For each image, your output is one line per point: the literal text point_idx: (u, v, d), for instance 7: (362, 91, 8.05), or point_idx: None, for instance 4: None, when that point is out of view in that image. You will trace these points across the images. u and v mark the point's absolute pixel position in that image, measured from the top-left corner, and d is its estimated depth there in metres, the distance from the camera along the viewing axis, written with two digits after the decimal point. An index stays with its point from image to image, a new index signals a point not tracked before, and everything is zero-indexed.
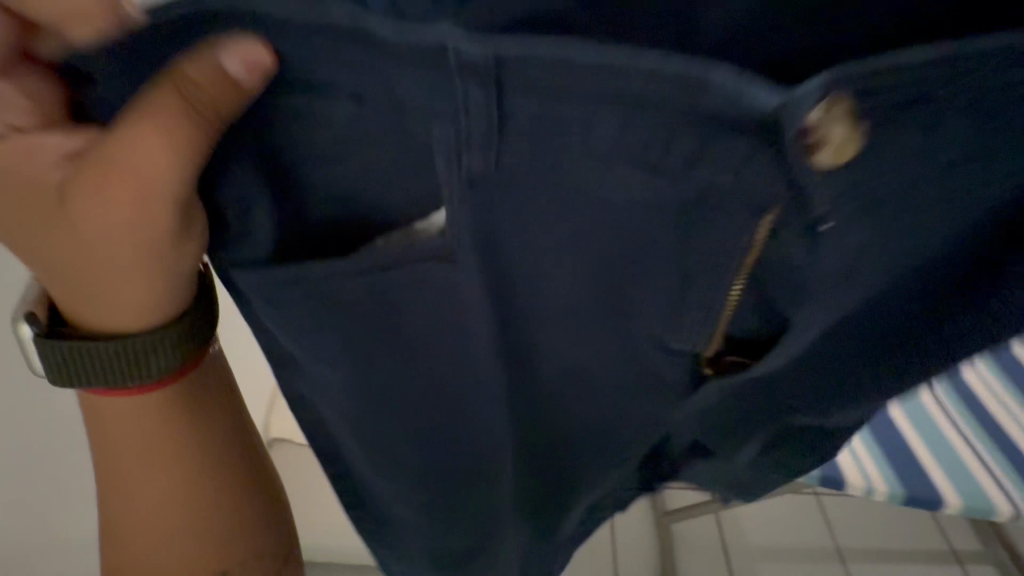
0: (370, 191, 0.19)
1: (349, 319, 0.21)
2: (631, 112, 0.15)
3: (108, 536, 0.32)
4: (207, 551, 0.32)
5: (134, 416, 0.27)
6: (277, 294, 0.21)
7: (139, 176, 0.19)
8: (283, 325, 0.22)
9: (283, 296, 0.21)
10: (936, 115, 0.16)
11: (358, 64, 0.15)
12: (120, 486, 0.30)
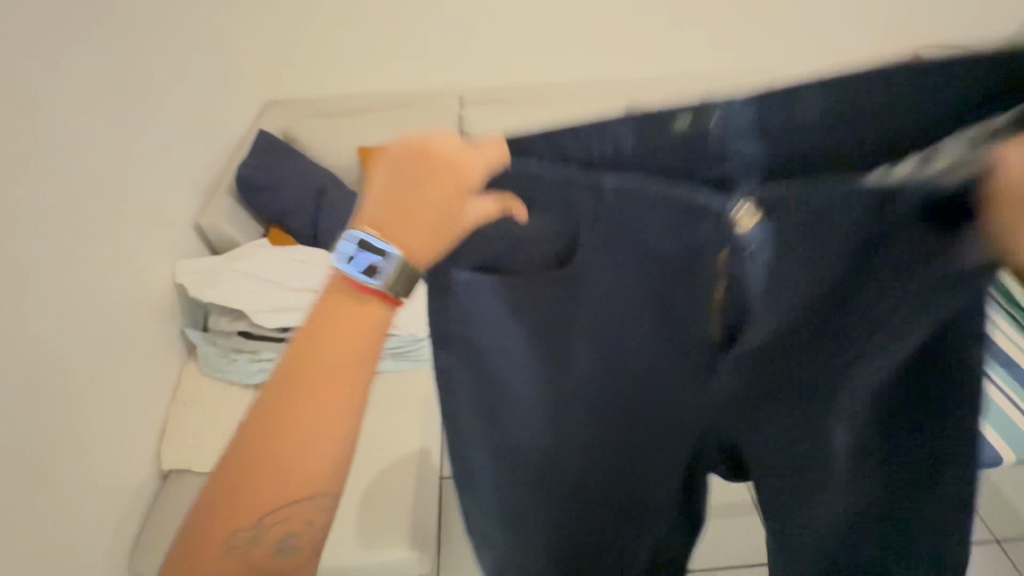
0: (535, 248, 0.51)
1: (509, 297, 0.54)
2: (662, 199, 0.45)
3: (274, 423, 0.47)
4: (312, 453, 0.48)
5: (364, 323, 0.48)
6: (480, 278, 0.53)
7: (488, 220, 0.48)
8: (480, 292, 0.54)
9: (483, 281, 0.53)
10: (782, 214, 0.43)
11: (541, 182, 0.48)
12: (313, 382, 0.47)
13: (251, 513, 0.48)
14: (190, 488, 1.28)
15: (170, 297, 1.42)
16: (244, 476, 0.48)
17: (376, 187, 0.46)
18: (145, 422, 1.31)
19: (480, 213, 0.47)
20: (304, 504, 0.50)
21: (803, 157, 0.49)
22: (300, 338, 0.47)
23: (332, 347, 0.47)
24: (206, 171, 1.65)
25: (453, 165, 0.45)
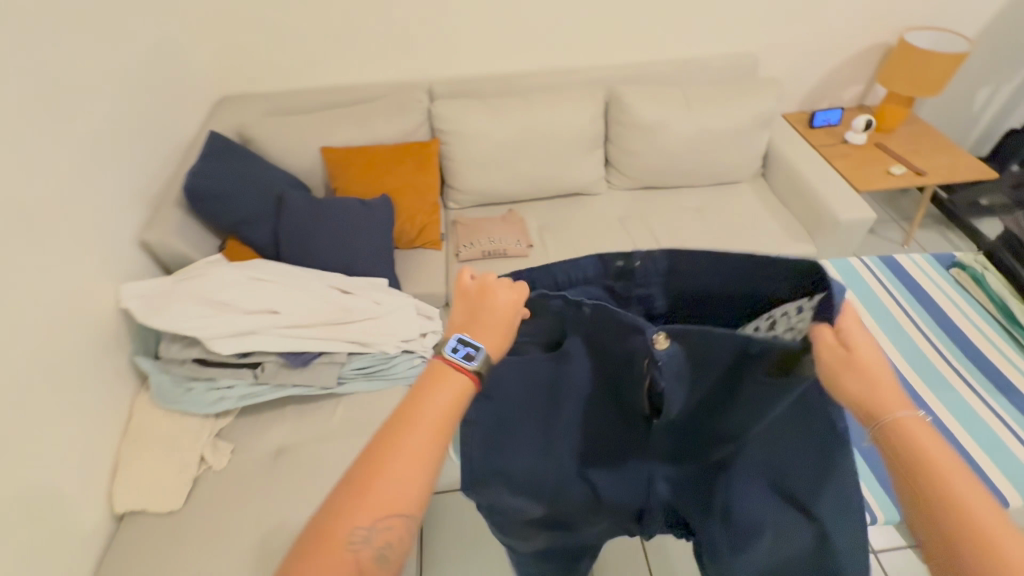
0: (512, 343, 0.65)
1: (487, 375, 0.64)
2: (597, 320, 0.57)
3: (368, 466, 0.47)
4: (398, 496, 0.46)
5: (450, 380, 0.53)
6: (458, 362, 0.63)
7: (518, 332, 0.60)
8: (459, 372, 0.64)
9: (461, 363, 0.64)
10: (696, 335, 0.53)
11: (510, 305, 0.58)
12: (406, 424, 0.49)
13: (353, 521, 0.45)
14: (147, 532, 1.19)
15: (114, 324, 1.30)
16: (351, 500, 0.46)
17: (460, 308, 0.59)
18: (93, 463, 1.20)
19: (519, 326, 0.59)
20: (403, 520, 0.46)
21: (723, 289, 0.60)
22: (406, 397, 0.52)
23: (430, 398, 0.51)
24: (150, 180, 1.50)
25: (507, 296, 0.58)
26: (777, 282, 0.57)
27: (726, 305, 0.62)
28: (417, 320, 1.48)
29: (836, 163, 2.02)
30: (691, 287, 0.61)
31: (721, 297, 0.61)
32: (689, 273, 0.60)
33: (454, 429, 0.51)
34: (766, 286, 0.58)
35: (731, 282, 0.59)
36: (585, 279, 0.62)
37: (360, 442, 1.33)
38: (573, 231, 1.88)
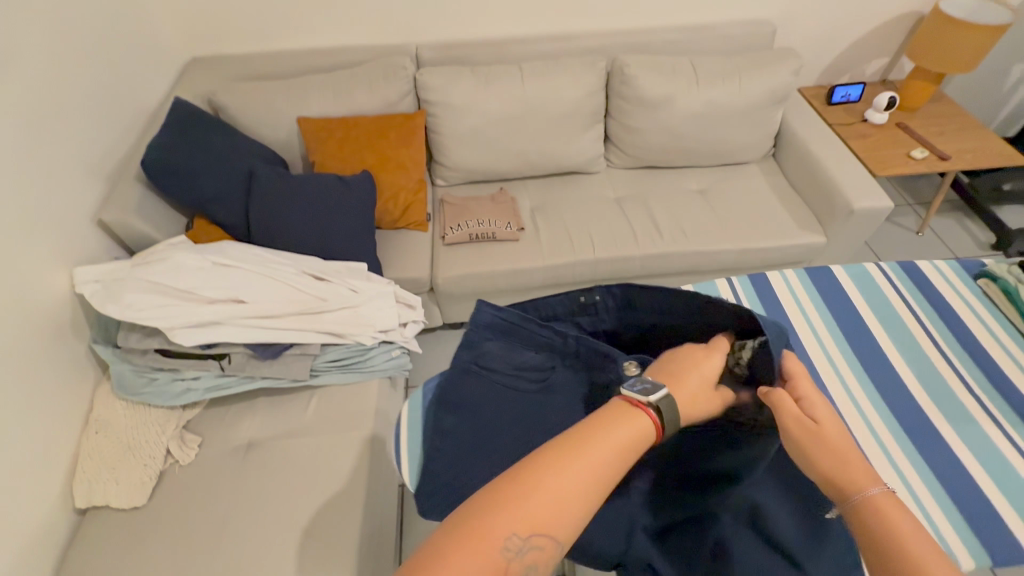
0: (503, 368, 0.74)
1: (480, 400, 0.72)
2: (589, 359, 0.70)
3: (533, 472, 0.46)
4: (557, 515, 0.44)
5: (635, 423, 0.52)
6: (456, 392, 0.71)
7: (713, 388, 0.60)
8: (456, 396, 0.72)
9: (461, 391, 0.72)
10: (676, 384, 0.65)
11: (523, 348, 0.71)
12: (573, 446, 0.48)
13: (512, 524, 0.43)
14: (109, 529, 1.14)
15: (70, 310, 1.21)
16: (508, 499, 0.44)
17: (670, 358, 0.63)
18: (50, 458, 1.14)
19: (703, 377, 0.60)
20: (554, 543, 0.43)
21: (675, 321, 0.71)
22: (584, 422, 0.52)
23: (608, 430, 0.50)
24: (109, 153, 1.39)
25: (702, 354, 0.62)
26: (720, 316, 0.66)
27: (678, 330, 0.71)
28: (396, 309, 1.39)
29: (851, 145, 1.88)
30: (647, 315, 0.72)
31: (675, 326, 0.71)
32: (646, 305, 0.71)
33: (626, 469, 0.49)
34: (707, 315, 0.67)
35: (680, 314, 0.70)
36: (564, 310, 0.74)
37: (332, 439, 1.26)
38: (567, 213, 1.77)
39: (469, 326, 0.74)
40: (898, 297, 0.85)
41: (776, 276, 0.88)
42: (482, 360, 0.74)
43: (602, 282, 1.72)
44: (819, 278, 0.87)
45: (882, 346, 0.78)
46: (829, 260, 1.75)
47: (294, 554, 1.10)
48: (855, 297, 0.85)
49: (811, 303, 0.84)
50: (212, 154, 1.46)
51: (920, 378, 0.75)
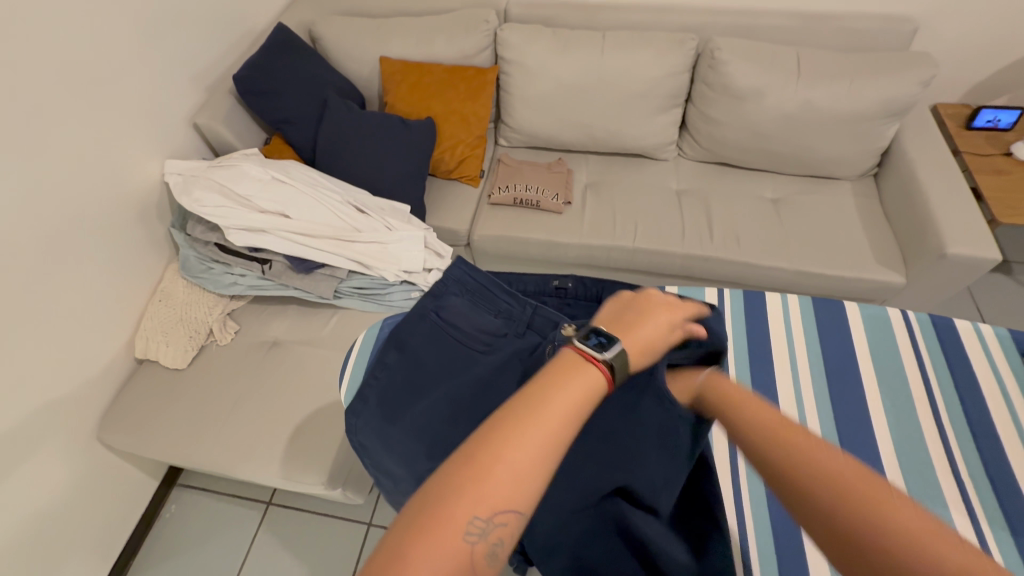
0: (453, 327, 0.77)
1: (422, 349, 0.75)
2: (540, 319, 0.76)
3: (497, 440, 0.44)
4: (521, 489, 0.43)
5: (589, 380, 0.51)
6: (402, 340, 0.76)
7: (660, 343, 0.61)
8: (400, 345, 0.76)
9: (403, 338, 0.76)
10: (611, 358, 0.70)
11: (480, 297, 0.81)
12: (536, 408, 0.47)
13: (473, 506, 0.41)
14: (155, 378, 1.38)
15: (157, 195, 1.43)
16: (468, 479, 0.42)
17: (629, 312, 0.62)
18: (122, 313, 1.39)
19: (654, 329, 0.61)
20: (518, 516, 0.43)
21: None
22: (533, 386, 0.50)
23: (567, 386, 0.50)
24: (213, 66, 1.57)
25: (654, 309, 0.62)
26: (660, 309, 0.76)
27: None
28: (423, 254, 1.45)
29: (977, 180, 1.60)
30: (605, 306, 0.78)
31: None
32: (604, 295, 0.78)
33: (583, 424, 0.49)
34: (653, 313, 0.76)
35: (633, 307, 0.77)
36: (528, 288, 0.83)
37: (339, 355, 1.39)
38: (619, 195, 1.70)
39: (441, 279, 0.82)
40: (912, 353, 0.81)
41: (776, 308, 0.87)
42: (443, 311, 0.79)
43: (637, 272, 1.67)
44: (826, 319, 0.86)
45: (867, 401, 0.76)
46: (905, 305, 1.53)
47: (283, 442, 1.26)
48: (858, 344, 0.82)
49: (805, 343, 0.83)
50: (295, 80, 1.59)
51: (899, 445, 0.71)
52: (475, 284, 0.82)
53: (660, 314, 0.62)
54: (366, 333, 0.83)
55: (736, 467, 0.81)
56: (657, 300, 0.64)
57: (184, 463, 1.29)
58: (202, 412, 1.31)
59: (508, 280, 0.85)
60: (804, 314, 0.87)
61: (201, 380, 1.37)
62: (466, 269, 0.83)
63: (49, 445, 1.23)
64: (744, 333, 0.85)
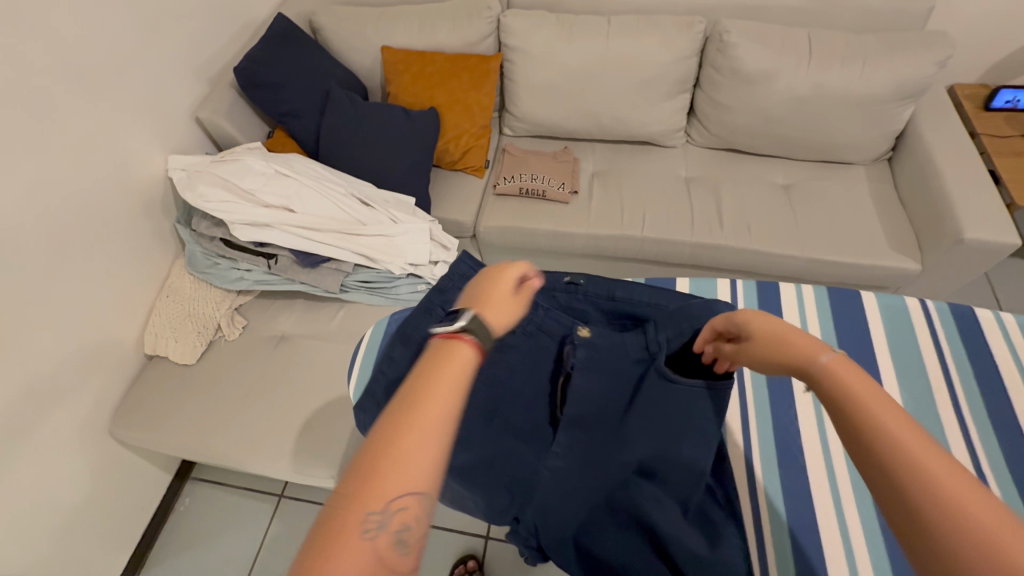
0: None
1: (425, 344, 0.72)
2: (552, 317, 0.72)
3: (385, 435, 0.44)
4: (416, 474, 0.43)
5: (464, 354, 0.52)
6: (407, 335, 0.74)
7: (509, 309, 0.61)
8: (404, 340, 0.74)
9: (408, 334, 0.74)
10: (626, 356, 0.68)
11: None
12: (423, 395, 0.46)
13: (369, 505, 0.41)
14: (164, 374, 1.39)
15: (160, 191, 1.42)
16: (362, 481, 0.42)
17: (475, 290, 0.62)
18: (130, 310, 1.39)
19: (503, 300, 0.61)
20: (417, 499, 0.42)
21: (649, 304, 0.73)
22: (414, 375, 0.49)
23: (445, 364, 0.50)
24: (214, 59, 1.55)
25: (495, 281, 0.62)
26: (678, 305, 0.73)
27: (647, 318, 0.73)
28: (429, 246, 1.44)
29: (994, 162, 1.56)
30: (623, 299, 0.74)
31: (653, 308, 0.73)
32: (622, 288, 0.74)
33: (465, 402, 0.49)
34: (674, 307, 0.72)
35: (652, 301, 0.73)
36: (541, 280, 0.79)
37: (347, 349, 1.39)
38: (626, 184, 1.68)
39: (447, 272, 0.78)
40: (931, 343, 0.79)
41: (792, 298, 0.85)
42: (448, 305, 0.75)
43: (646, 262, 1.65)
44: (843, 309, 0.83)
45: (885, 395, 0.74)
46: (920, 291, 1.51)
47: (294, 436, 1.26)
48: (877, 334, 0.80)
49: (822, 334, 0.81)
50: (297, 71, 1.57)
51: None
52: (482, 276, 0.77)
53: (502, 285, 0.62)
54: (374, 328, 0.82)
55: (747, 434, 0.78)
56: (496, 271, 0.64)
57: (196, 457, 1.30)
58: (212, 407, 1.32)
59: (519, 272, 0.81)
60: (820, 304, 0.84)
61: (211, 375, 1.37)
62: (474, 262, 0.78)
63: (63, 441, 1.24)
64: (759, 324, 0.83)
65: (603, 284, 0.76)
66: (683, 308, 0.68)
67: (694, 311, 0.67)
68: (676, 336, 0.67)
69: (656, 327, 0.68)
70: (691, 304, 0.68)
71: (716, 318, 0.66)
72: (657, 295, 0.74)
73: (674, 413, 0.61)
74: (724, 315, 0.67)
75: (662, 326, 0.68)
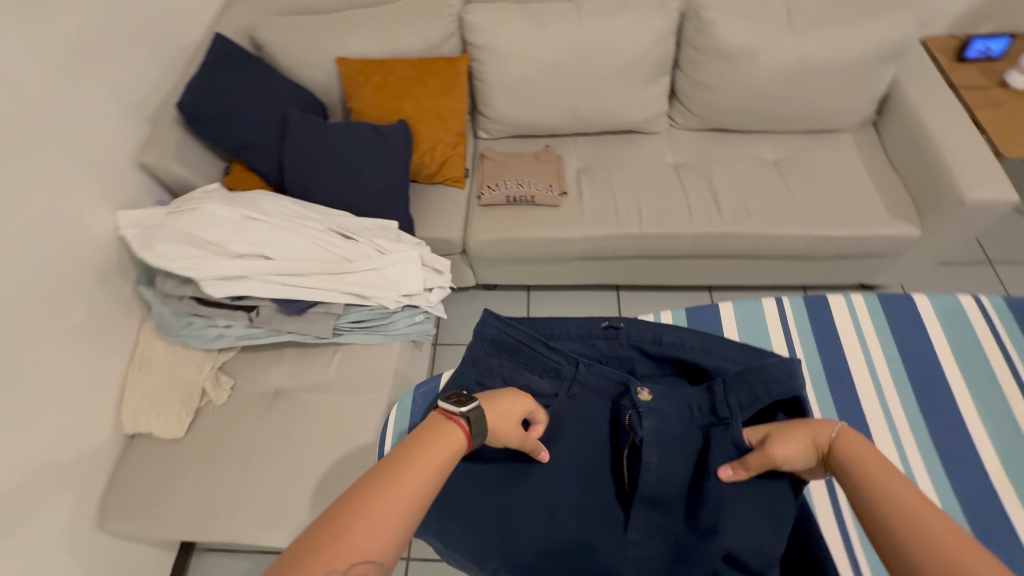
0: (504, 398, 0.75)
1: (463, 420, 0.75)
2: (601, 380, 0.75)
3: (365, 492, 0.47)
4: (385, 535, 0.45)
5: (449, 435, 0.57)
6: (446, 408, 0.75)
7: (504, 425, 0.64)
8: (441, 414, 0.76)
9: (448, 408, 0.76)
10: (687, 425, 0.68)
11: (524, 354, 0.77)
12: (405, 464, 0.51)
13: (336, 557, 0.43)
14: (150, 452, 1.26)
15: (113, 252, 1.27)
16: (336, 532, 0.45)
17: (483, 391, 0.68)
18: (98, 388, 1.24)
19: (509, 407, 0.66)
20: (378, 565, 0.44)
21: (698, 351, 0.74)
22: (402, 448, 0.53)
23: (431, 443, 0.55)
24: (150, 93, 1.38)
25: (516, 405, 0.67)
26: (728, 350, 0.74)
27: (695, 366, 0.75)
28: (422, 273, 1.34)
29: (976, 116, 1.54)
30: (670, 349, 0.75)
31: (701, 354, 0.74)
32: (668, 339, 0.76)
33: (440, 485, 0.52)
34: (722, 355, 0.74)
35: (700, 348, 0.75)
36: (577, 333, 0.80)
37: (350, 398, 1.28)
38: (616, 177, 1.60)
39: (474, 339, 0.79)
40: (993, 342, 0.82)
41: (844, 313, 0.87)
42: (482, 377, 0.78)
43: (646, 256, 1.59)
44: (900, 321, 0.86)
45: (959, 408, 0.77)
46: (920, 253, 1.51)
47: (308, 502, 1.16)
48: (939, 340, 0.83)
49: (881, 347, 0.84)
50: (248, 98, 1.42)
51: (1000, 454, 0.73)
52: (512, 337, 0.78)
53: (518, 404, 0.67)
54: (400, 404, 0.84)
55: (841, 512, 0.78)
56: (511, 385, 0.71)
57: (199, 540, 1.18)
58: (209, 483, 1.20)
59: (551, 324, 0.81)
60: (873, 314, 0.87)
61: (202, 447, 1.25)
62: (503, 323, 0.79)
63: (46, 549, 1.11)
64: (816, 345, 0.85)
65: (648, 336, 0.77)
66: (756, 370, 0.65)
67: (767, 373, 0.64)
68: (748, 402, 0.64)
69: (725, 388, 0.66)
70: (765, 363, 0.64)
71: (792, 383, 0.63)
72: (707, 342, 0.75)
73: (758, 506, 0.60)
74: (798, 377, 0.64)
75: (731, 387, 0.66)
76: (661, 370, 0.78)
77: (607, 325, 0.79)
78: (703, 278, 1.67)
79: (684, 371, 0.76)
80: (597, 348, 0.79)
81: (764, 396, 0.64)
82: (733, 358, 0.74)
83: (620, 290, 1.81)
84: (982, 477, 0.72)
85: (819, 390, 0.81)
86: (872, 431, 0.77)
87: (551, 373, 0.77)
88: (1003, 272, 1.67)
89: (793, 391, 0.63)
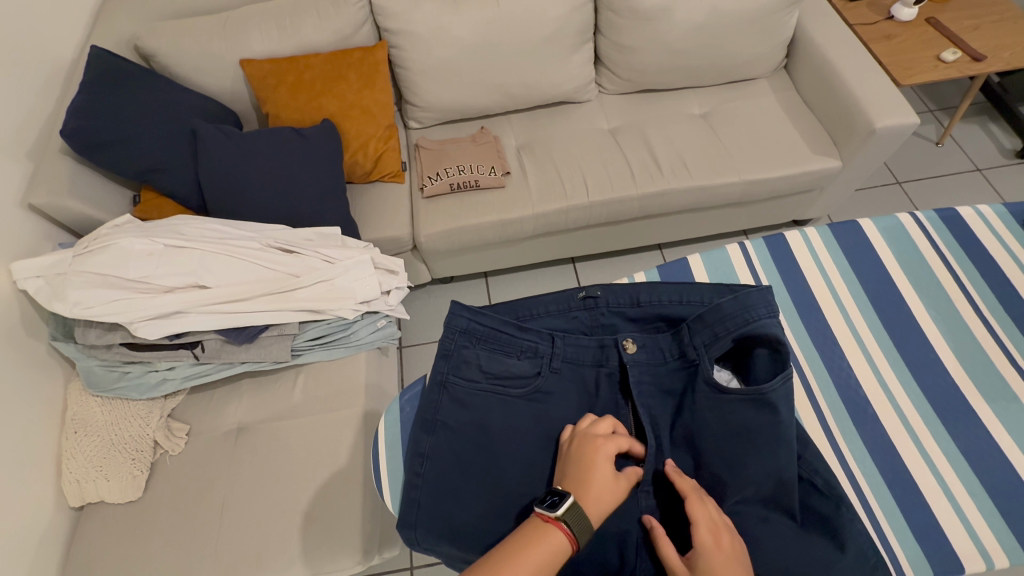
0: (492, 387, 0.73)
1: (451, 421, 0.72)
2: (583, 348, 0.75)
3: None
4: None
5: (550, 539, 0.53)
6: (434, 414, 0.72)
7: (616, 486, 0.60)
8: (429, 419, 0.72)
9: (435, 412, 0.72)
10: (663, 370, 0.72)
11: (504, 338, 0.75)
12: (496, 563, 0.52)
13: None
14: (104, 520, 1.13)
15: (16, 308, 1.12)
16: None
17: (569, 463, 0.62)
18: (28, 463, 1.10)
19: (600, 464, 0.61)
20: None
21: (673, 299, 0.76)
22: (506, 545, 0.54)
23: (532, 548, 0.53)
24: (27, 123, 1.21)
25: (603, 456, 0.61)
26: (701, 293, 0.76)
27: (669, 316, 0.77)
28: (376, 276, 1.27)
29: (873, 49, 1.65)
30: (646, 302, 0.77)
31: (676, 302, 0.76)
32: (646, 294, 0.77)
33: None
34: (694, 301, 0.76)
35: (675, 296, 0.76)
36: (556, 310, 0.79)
37: (323, 419, 1.20)
38: (556, 150, 1.58)
39: (444, 334, 0.74)
40: (932, 249, 0.91)
41: (801, 245, 0.93)
42: (458, 371, 0.73)
43: (597, 224, 1.60)
44: (849, 243, 0.92)
45: (915, 316, 0.86)
46: (843, 183, 1.61)
47: (297, 536, 1.08)
48: (887, 256, 0.91)
49: (838, 270, 0.90)
50: (147, 116, 1.28)
51: (956, 351, 0.82)
52: (485, 326, 0.75)
53: (606, 452, 0.62)
54: (387, 418, 0.81)
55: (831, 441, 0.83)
56: (589, 433, 0.64)
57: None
58: (179, 539, 1.09)
59: (526, 304, 0.79)
60: (827, 242, 0.93)
61: (164, 503, 1.13)
62: (471, 310, 0.75)
63: None
64: (781, 278, 0.90)
65: (625, 294, 0.78)
66: (713, 311, 0.70)
67: (724, 311, 0.69)
68: (711, 341, 0.69)
69: (689, 332, 0.71)
70: (720, 304, 0.70)
71: (747, 315, 0.68)
72: (682, 293, 0.76)
73: (753, 440, 0.64)
74: (754, 309, 0.69)
75: (695, 329, 0.71)
76: (646, 330, 0.79)
77: (585, 295, 0.80)
78: (652, 236, 1.71)
79: (660, 324, 0.78)
80: (576, 320, 0.79)
81: (725, 332, 0.69)
82: (704, 300, 0.76)
83: (576, 262, 1.83)
84: (941, 374, 0.81)
85: (791, 321, 0.88)
86: (846, 355, 0.83)
87: (534, 353, 0.75)
88: (910, 189, 1.84)
89: (749, 322, 0.68)
